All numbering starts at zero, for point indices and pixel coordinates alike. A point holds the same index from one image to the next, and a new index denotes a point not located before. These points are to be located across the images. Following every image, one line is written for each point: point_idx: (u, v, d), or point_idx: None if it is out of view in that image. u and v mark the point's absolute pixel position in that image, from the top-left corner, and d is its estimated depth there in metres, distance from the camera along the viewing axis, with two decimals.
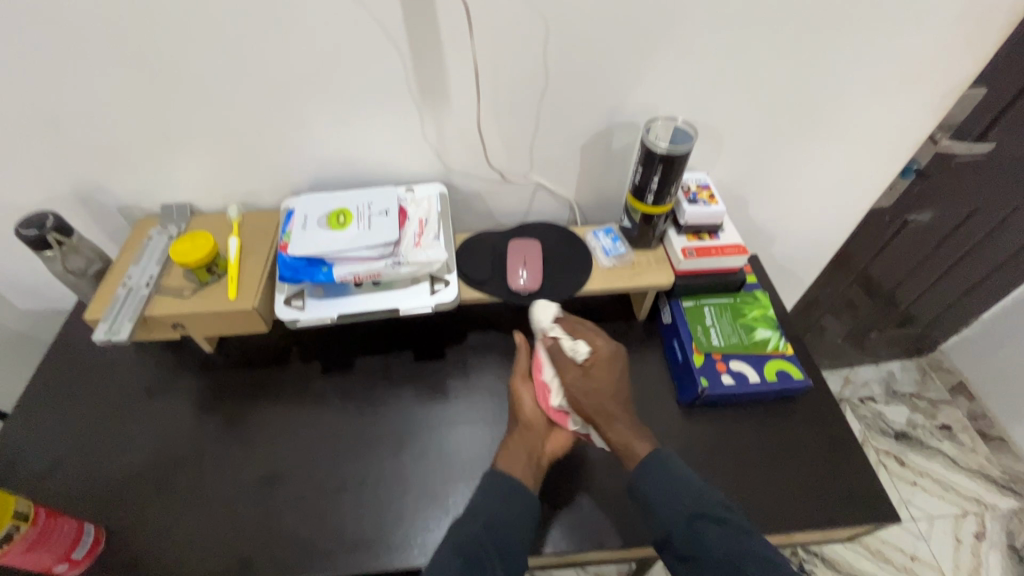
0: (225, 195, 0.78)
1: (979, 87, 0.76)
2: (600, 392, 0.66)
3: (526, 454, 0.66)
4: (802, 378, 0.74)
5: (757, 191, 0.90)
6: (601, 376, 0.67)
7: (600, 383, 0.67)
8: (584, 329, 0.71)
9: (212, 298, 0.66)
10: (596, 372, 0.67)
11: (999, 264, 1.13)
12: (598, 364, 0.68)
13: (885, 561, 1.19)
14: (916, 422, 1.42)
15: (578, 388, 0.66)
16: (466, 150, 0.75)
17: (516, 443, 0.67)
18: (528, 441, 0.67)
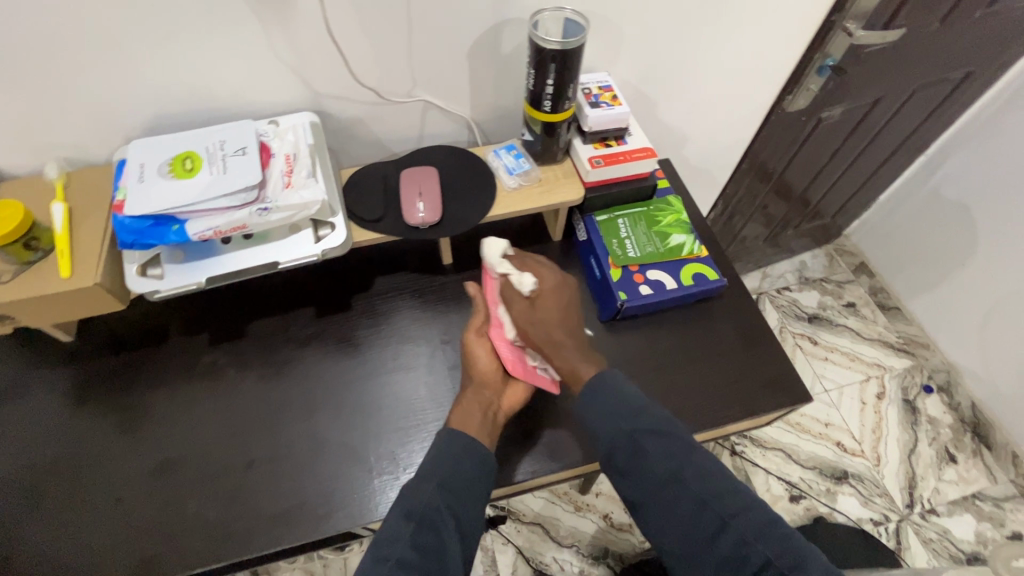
0: (38, 151, 0.63)
1: None
2: (547, 322, 0.62)
3: (481, 410, 0.61)
4: (718, 279, 0.73)
5: (664, 87, 0.84)
6: (546, 309, 0.62)
7: (547, 315, 0.62)
8: (534, 262, 0.65)
9: (40, 280, 0.55)
10: (544, 304, 0.62)
11: (895, 144, 1.17)
12: (546, 295, 0.63)
13: (804, 431, 1.31)
14: (826, 303, 1.52)
15: (524, 320, 0.62)
16: (333, 69, 0.64)
17: (471, 401, 0.62)
18: (483, 399, 0.62)
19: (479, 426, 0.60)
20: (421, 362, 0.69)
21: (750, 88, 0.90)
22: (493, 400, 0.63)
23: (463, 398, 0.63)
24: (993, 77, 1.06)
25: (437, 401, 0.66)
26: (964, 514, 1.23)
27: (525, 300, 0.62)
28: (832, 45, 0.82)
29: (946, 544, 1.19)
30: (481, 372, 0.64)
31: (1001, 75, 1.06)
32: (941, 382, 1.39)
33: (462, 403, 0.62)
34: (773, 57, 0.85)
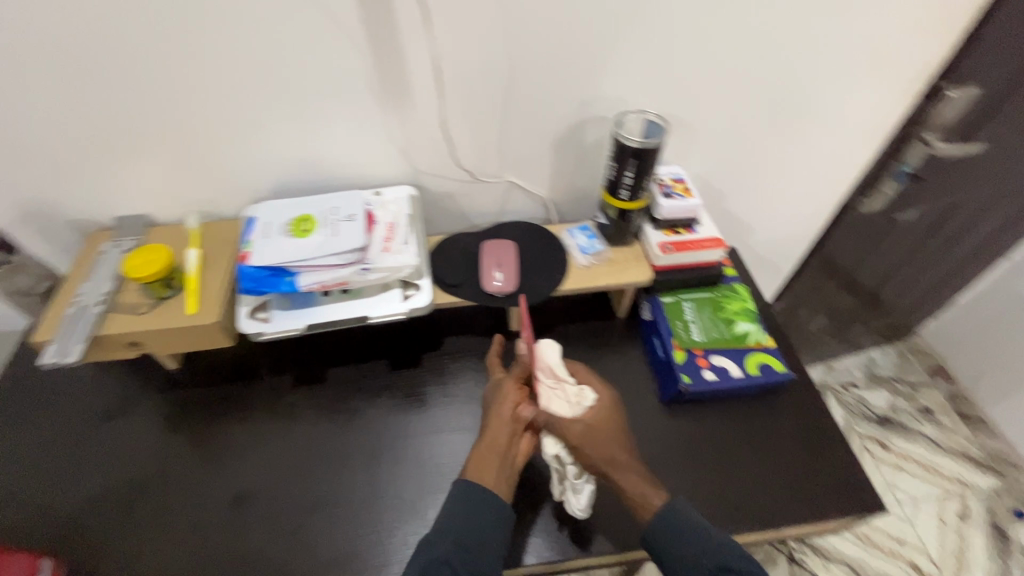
0: (182, 205, 0.75)
1: (970, 87, 0.75)
2: (604, 440, 0.61)
3: (499, 456, 0.60)
4: (784, 372, 0.72)
5: (733, 181, 0.89)
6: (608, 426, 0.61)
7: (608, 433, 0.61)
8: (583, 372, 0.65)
9: (169, 314, 0.63)
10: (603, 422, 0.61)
11: (974, 249, 1.14)
12: (604, 413, 0.62)
13: (874, 546, 1.20)
14: (897, 406, 1.43)
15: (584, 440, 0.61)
16: (435, 151, 0.72)
17: (487, 449, 0.60)
18: (500, 445, 0.61)
19: (497, 478, 0.59)
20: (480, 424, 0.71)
21: (818, 186, 0.93)
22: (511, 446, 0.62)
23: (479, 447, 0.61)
24: None
25: None
26: None
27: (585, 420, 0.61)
28: (908, 154, 0.86)
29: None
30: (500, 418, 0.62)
31: None
32: None
33: (479, 450, 0.61)
34: (843, 158, 0.88)
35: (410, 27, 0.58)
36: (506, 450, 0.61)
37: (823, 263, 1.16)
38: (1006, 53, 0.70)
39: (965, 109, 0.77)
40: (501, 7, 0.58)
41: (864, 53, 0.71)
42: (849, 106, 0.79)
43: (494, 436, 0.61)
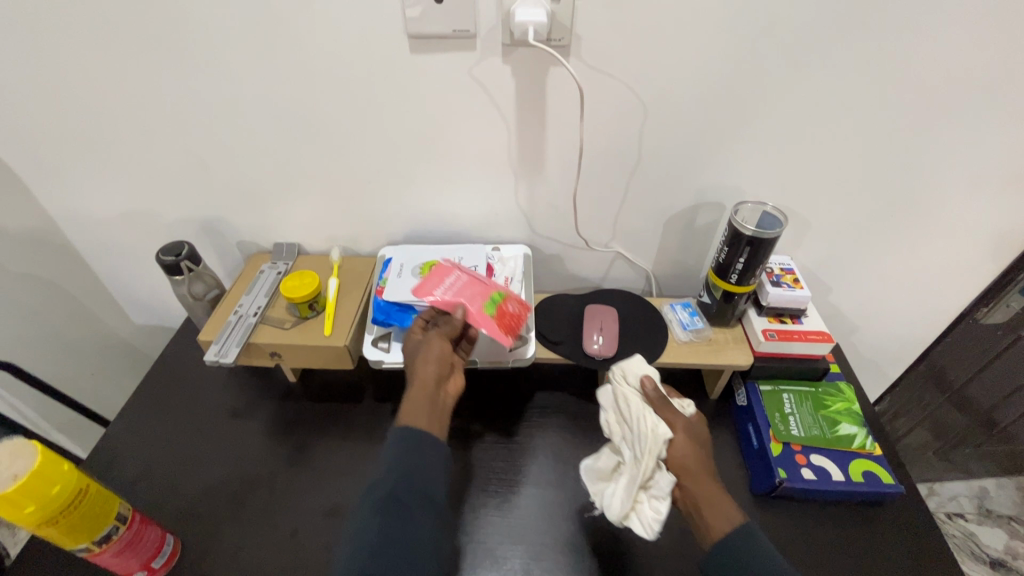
0: (327, 239, 0.86)
1: None
2: (701, 448, 0.59)
3: (427, 402, 0.60)
4: (893, 484, 0.68)
5: (841, 277, 0.88)
6: (703, 439, 0.61)
7: (701, 445, 0.60)
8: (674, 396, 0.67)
9: (308, 333, 0.72)
10: (699, 433, 0.61)
11: None
12: (700, 428, 0.62)
13: None
14: (1016, 551, 1.30)
15: (688, 437, 0.59)
16: (553, 216, 0.79)
17: (416, 395, 0.60)
18: (428, 390, 0.61)
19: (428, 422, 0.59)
20: (565, 482, 0.72)
21: (934, 293, 0.90)
22: (435, 388, 0.62)
23: (409, 398, 0.60)
24: None
25: (575, 527, 0.68)
26: None
27: (688, 420, 0.62)
28: None
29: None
30: (428, 366, 0.62)
31: None
32: None
33: (408, 401, 0.60)
34: (965, 268, 0.85)
35: (557, 111, 0.67)
36: (434, 396, 0.61)
37: (931, 373, 1.10)
38: None
39: None
40: (640, 101, 0.65)
41: (996, 167, 0.71)
42: (976, 217, 0.77)
43: (423, 381, 0.61)
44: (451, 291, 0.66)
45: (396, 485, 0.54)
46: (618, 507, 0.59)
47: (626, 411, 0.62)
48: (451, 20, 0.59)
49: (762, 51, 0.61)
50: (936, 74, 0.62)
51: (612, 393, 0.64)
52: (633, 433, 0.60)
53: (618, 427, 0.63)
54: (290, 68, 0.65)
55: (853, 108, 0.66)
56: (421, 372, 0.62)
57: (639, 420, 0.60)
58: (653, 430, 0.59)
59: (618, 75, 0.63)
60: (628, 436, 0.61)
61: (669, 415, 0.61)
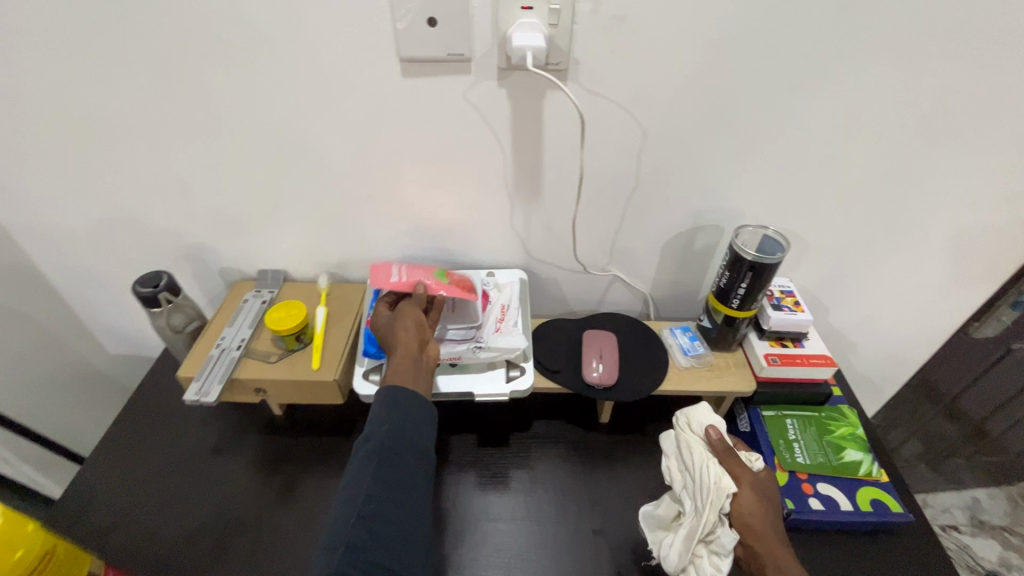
0: (315, 264, 0.82)
1: None
2: (767, 508, 0.58)
3: (414, 361, 0.58)
4: (901, 512, 0.67)
5: (838, 298, 0.87)
6: (770, 498, 0.59)
7: (766, 504, 0.58)
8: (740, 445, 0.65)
9: (295, 367, 0.68)
10: (765, 490, 0.59)
11: None
12: (767, 485, 0.60)
13: None
14: (1010, 562, 1.32)
15: (754, 494, 0.58)
16: (550, 240, 0.77)
17: (402, 353, 0.58)
18: (412, 350, 0.59)
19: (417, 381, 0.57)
20: (566, 517, 0.69)
21: (929, 312, 0.90)
22: (419, 349, 0.59)
23: (394, 359, 0.57)
24: None
25: (579, 565, 0.65)
26: None
27: (755, 476, 0.60)
28: None
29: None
30: (406, 329, 0.60)
31: None
32: None
33: (394, 362, 0.57)
34: (960, 287, 0.85)
35: (554, 135, 0.65)
36: (418, 355, 0.59)
37: (924, 389, 1.10)
38: None
39: None
40: (639, 124, 0.64)
41: (991, 189, 0.71)
42: (972, 237, 0.77)
43: (405, 341, 0.59)
44: (406, 271, 0.66)
45: (386, 438, 0.51)
46: (676, 559, 0.58)
47: (690, 458, 0.61)
48: (445, 44, 0.57)
49: (762, 75, 0.60)
50: (935, 98, 0.62)
51: (675, 440, 0.63)
52: (695, 486, 0.59)
53: (679, 476, 0.62)
54: (276, 92, 0.62)
55: (853, 131, 0.65)
56: (400, 331, 0.60)
57: (703, 472, 0.59)
58: (717, 483, 0.58)
59: (617, 99, 0.62)
60: (689, 486, 0.60)
61: (736, 468, 0.59)
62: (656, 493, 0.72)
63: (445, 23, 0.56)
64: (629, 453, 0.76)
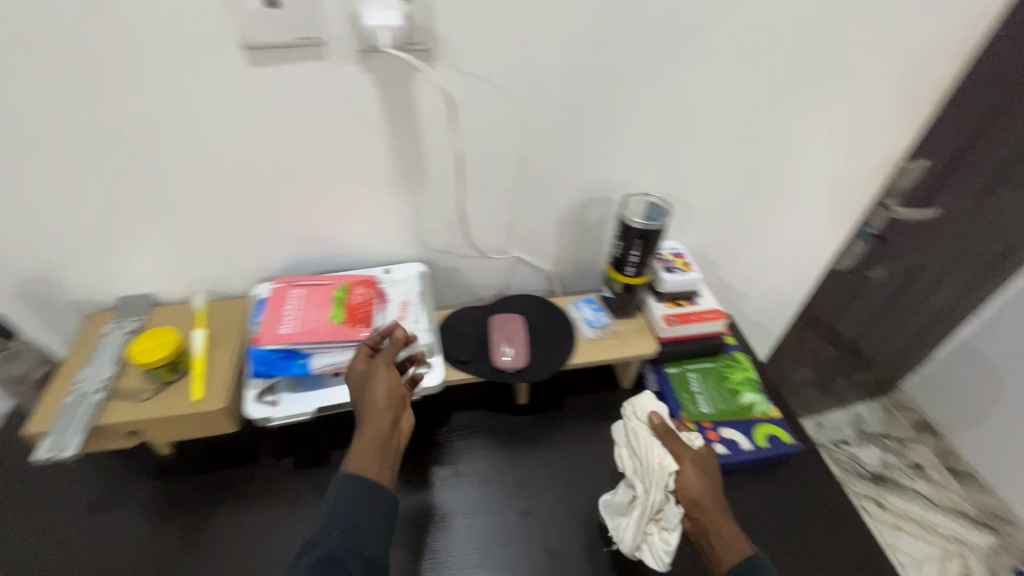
0: (187, 283, 0.74)
1: (919, 159, 0.85)
2: (712, 480, 0.61)
3: (381, 443, 0.54)
4: (791, 442, 0.73)
5: (726, 253, 0.93)
6: (713, 471, 0.62)
7: (710, 476, 0.62)
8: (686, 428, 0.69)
9: (173, 401, 0.61)
10: (708, 464, 0.63)
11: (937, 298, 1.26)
12: (710, 459, 0.64)
13: None
14: (889, 462, 1.63)
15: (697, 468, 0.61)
16: (444, 229, 0.74)
17: (369, 433, 0.54)
18: (382, 428, 0.55)
19: (381, 468, 0.54)
20: (493, 504, 0.69)
21: (803, 256, 0.99)
22: (390, 426, 0.56)
23: (360, 439, 0.54)
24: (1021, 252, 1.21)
25: (509, 551, 0.65)
26: None
27: (697, 452, 0.63)
28: (871, 218, 0.95)
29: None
30: (376, 404, 0.56)
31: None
32: None
33: (360, 440, 0.54)
34: (824, 230, 0.94)
35: (432, 121, 0.62)
36: (388, 435, 0.55)
37: (809, 323, 1.23)
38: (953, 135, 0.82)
39: (916, 179, 0.88)
40: (517, 103, 0.63)
41: (839, 139, 0.78)
42: (829, 183, 0.85)
43: (376, 416, 0.55)
44: (296, 313, 0.64)
45: (336, 546, 0.48)
46: (630, 539, 0.62)
47: (636, 443, 0.64)
48: (291, 27, 0.51)
49: (630, 46, 0.60)
50: (786, 60, 0.66)
51: (626, 429, 0.66)
52: (642, 468, 0.62)
53: (630, 462, 0.65)
54: (95, 93, 0.53)
55: (718, 94, 0.68)
56: (370, 399, 0.56)
57: (648, 455, 0.62)
58: (660, 463, 0.61)
59: (491, 78, 0.60)
60: (637, 470, 0.63)
61: (679, 447, 0.62)
62: (578, 465, 0.73)
63: (287, 4, 0.50)
64: (549, 431, 0.77)
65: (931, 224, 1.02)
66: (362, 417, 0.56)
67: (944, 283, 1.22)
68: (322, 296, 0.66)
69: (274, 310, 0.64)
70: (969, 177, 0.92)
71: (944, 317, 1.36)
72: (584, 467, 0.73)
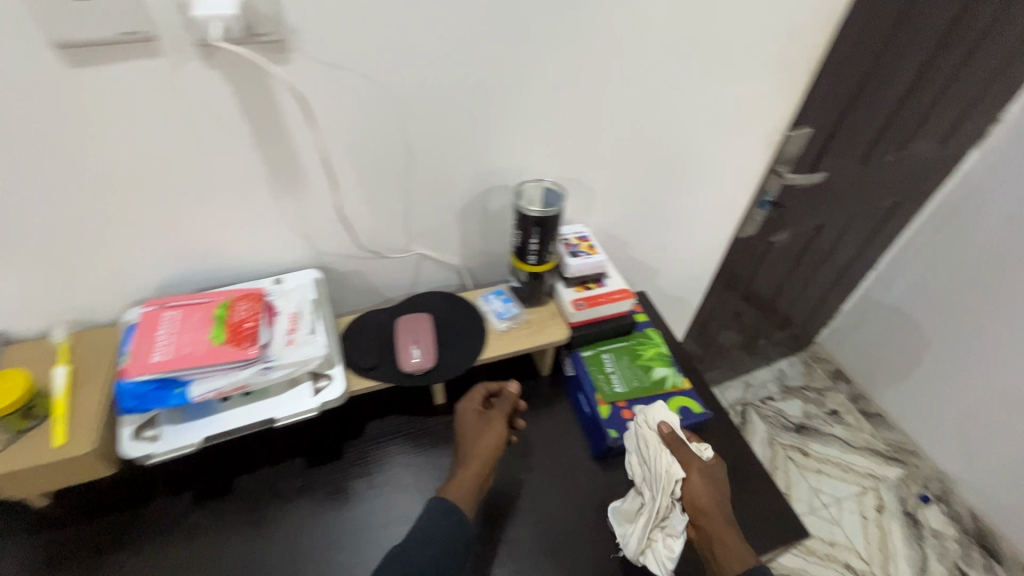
0: (46, 316, 0.66)
1: (803, 127, 0.89)
2: (719, 492, 0.65)
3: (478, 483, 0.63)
4: (702, 412, 0.75)
5: (634, 231, 0.94)
6: (722, 483, 0.66)
7: (719, 488, 0.65)
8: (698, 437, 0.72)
9: (30, 450, 0.55)
10: (717, 477, 0.66)
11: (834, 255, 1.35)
12: (719, 471, 0.67)
13: (836, 562, 1.41)
14: (810, 413, 1.71)
15: (706, 479, 0.65)
16: (337, 231, 0.70)
17: (473, 473, 0.63)
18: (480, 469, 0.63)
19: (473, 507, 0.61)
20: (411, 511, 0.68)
21: (709, 228, 1.02)
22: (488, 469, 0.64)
23: (470, 475, 0.63)
24: (905, 206, 1.31)
25: None
26: None
27: (706, 464, 0.67)
28: (767, 186, 0.99)
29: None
30: (488, 445, 0.65)
31: (910, 203, 1.31)
32: (936, 490, 1.52)
33: (462, 478, 0.62)
34: (726, 201, 0.98)
35: (299, 118, 0.58)
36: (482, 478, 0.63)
37: (725, 291, 1.28)
38: (829, 101, 0.87)
39: (802, 146, 0.92)
40: (391, 94, 0.59)
41: (726, 113, 0.80)
42: (723, 156, 0.88)
43: (485, 456, 0.64)
44: (169, 339, 0.58)
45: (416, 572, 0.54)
46: (635, 545, 0.63)
47: (648, 450, 0.66)
48: (112, 22, 0.46)
49: (502, 28, 0.58)
50: (664, 36, 0.66)
51: (636, 437, 0.69)
52: (651, 475, 0.65)
53: (639, 469, 0.68)
54: None
55: (602, 74, 0.67)
56: (481, 440, 0.65)
57: (656, 462, 0.65)
58: (668, 472, 0.64)
59: (357, 69, 0.56)
60: (646, 477, 0.66)
61: (689, 459, 0.65)
62: (499, 460, 0.73)
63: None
64: None
65: (821, 187, 1.07)
66: (465, 460, 0.64)
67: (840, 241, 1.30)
68: (199, 317, 0.61)
69: (145, 338, 0.58)
70: (849, 141, 0.98)
71: (843, 271, 1.46)
72: (505, 461, 0.73)
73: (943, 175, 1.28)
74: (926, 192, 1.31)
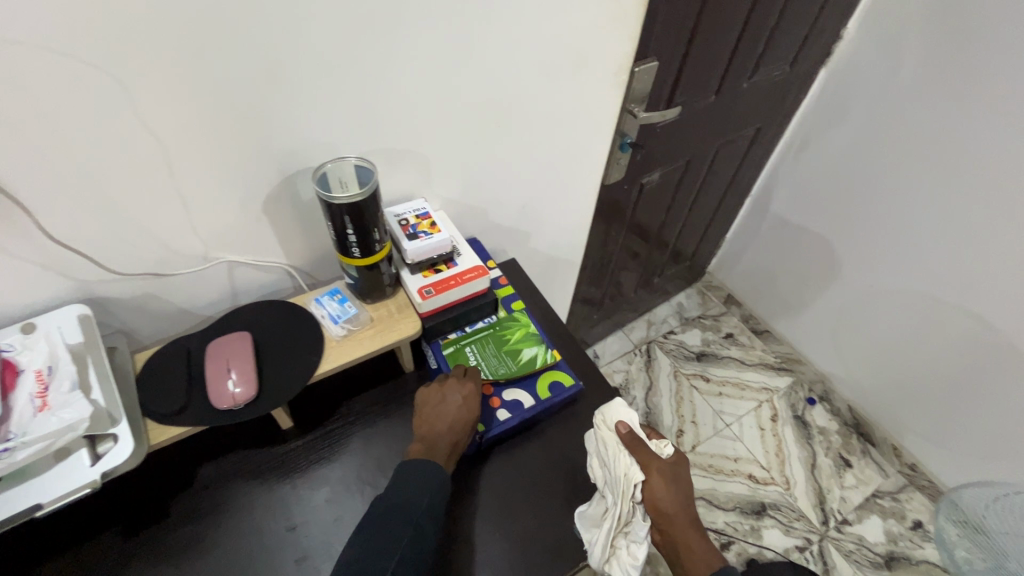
0: None
1: (649, 61, 0.83)
2: (682, 493, 0.67)
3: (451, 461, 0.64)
4: (573, 384, 0.71)
5: (492, 196, 0.86)
6: (685, 482, 0.68)
7: (683, 490, 0.67)
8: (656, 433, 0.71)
9: None
10: (680, 478, 0.67)
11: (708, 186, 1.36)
12: (681, 471, 0.68)
13: (741, 476, 1.50)
14: (708, 340, 1.79)
15: (669, 483, 0.66)
16: (97, 254, 0.56)
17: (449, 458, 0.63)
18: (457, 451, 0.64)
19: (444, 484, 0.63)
20: (260, 560, 0.59)
21: (574, 180, 0.96)
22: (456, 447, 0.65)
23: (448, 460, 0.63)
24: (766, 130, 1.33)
25: None
26: (871, 516, 1.44)
27: (671, 466, 0.67)
28: (625, 127, 0.93)
29: (1009, 503, 0.96)
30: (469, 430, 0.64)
31: (770, 127, 1.32)
32: (819, 392, 1.65)
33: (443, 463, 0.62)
34: (585, 150, 0.91)
35: None
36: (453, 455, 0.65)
37: (608, 239, 1.25)
38: (670, 29, 0.80)
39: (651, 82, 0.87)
40: (97, 70, 0.45)
41: (561, 55, 0.71)
42: (569, 103, 0.80)
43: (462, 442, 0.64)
44: None
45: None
46: (599, 554, 0.62)
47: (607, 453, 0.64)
48: None
49: None
50: None
51: (595, 438, 0.66)
52: (612, 481, 0.64)
53: (600, 473, 0.65)
54: None
55: (394, 22, 0.55)
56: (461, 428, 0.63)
57: (614, 466, 0.63)
58: (626, 476, 0.63)
59: (24, 40, 0.41)
60: (607, 481, 0.64)
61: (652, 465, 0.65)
62: (361, 478, 0.65)
63: None
64: (324, 449, 0.67)
65: (681, 121, 1.04)
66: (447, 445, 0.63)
67: (711, 172, 1.31)
68: None
69: None
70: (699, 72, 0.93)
71: (720, 201, 1.48)
72: (368, 479, 0.65)
73: (799, 95, 1.29)
74: (785, 114, 1.32)
